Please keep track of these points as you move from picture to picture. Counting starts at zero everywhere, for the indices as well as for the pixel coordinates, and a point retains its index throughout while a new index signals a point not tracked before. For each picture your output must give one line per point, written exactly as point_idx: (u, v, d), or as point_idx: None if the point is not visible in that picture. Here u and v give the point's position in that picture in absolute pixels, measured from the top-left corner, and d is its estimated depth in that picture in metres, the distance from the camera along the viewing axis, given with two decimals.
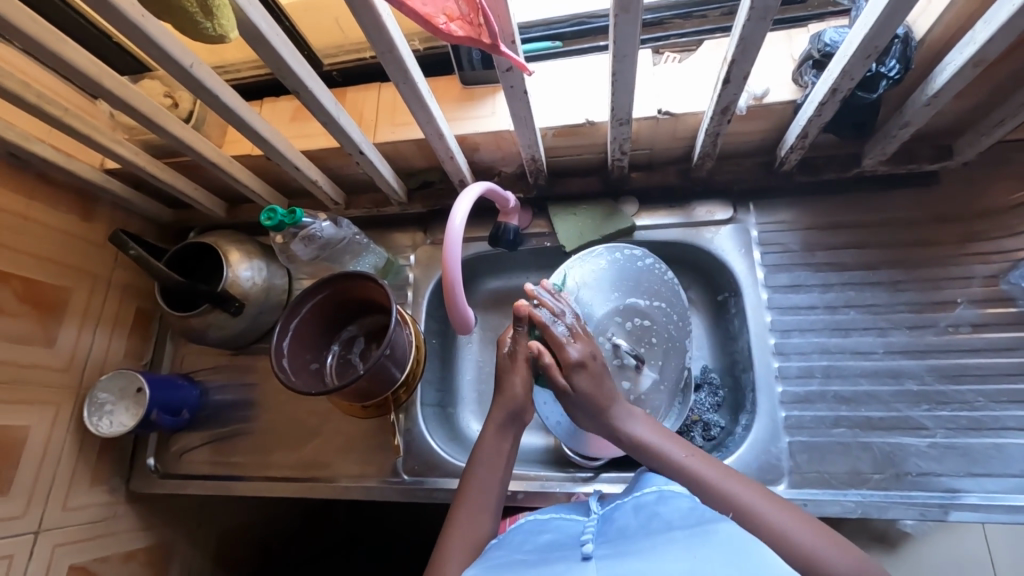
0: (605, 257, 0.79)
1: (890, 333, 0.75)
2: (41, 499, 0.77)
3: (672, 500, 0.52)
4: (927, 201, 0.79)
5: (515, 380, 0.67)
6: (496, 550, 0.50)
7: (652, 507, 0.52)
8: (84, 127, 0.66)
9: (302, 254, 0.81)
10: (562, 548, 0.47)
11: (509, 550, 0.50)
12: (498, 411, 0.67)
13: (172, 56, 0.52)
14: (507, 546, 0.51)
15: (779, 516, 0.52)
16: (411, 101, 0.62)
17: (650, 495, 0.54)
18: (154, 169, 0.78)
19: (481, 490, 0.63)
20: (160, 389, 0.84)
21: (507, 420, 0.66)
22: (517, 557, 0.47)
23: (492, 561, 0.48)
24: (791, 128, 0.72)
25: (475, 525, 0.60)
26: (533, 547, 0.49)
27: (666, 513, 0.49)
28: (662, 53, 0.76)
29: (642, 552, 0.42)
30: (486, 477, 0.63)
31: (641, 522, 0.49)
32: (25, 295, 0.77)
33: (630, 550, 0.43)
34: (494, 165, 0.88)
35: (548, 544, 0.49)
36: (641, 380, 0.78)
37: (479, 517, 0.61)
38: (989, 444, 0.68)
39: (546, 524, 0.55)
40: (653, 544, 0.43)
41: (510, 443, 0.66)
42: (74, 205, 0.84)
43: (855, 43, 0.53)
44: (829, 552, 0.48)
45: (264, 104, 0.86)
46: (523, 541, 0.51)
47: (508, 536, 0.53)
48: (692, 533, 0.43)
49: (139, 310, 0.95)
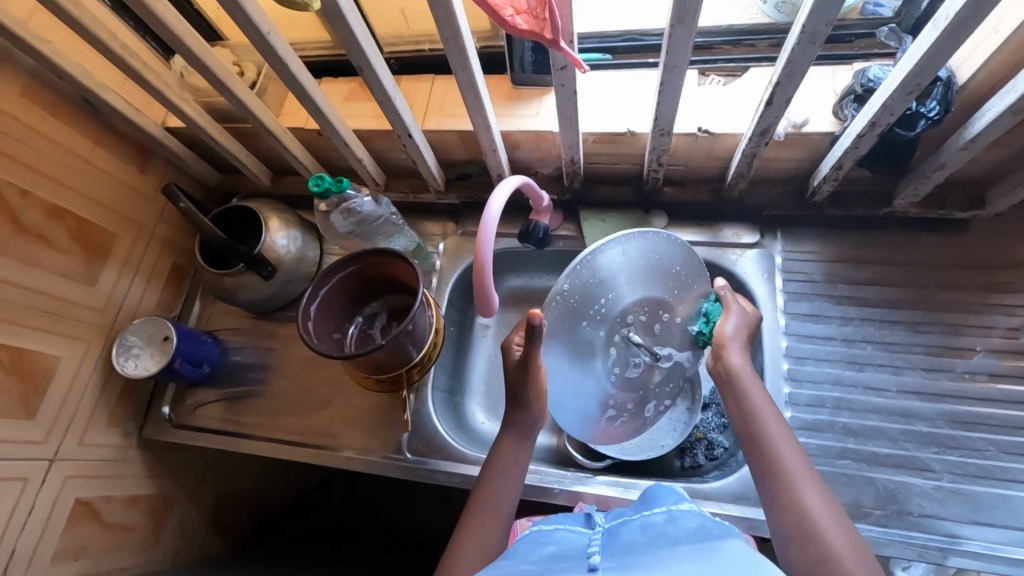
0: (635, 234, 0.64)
1: (905, 373, 0.75)
2: (61, 429, 0.80)
3: (680, 518, 0.48)
4: (957, 249, 0.80)
5: (531, 395, 0.67)
6: (501, 560, 0.48)
7: (658, 523, 0.48)
8: (157, 82, 0.71)
9: (340, 226, 0.84)
10: (568, 560, 0.45)
11: (513, 560, 0.48)
12: (519, 417, 0.68)
13: (253, 20, 0.56)
14: (511, 556, 0.49)
15: (822, 512, 0.51)
16: (465, 90, 0.65)
17: (656, 513, 0.50)
18: (213, 131, 0.82)
19: (497, 499, 0.64)
20: (185, 340, 0.87)
21: (530, 428, 0.69)
22: (521, 568, 0.45)
23: (495, 571, 0.46)
24: (826, 160, 0.74)
25: (489, 533, 0.61)
26: (538, 558, 0.47)
27: (672, 530, 0.46)
28: (708, 75, 0.79)
29: (648, 570, 0.40)
30: (502, 485, 0.65)
31: (648, 540, 0.46)
32: (77, 234, 0.81)
33: (637, 566, 0.41)
34: (532, 165, 0.91)
35: (552, 555, 0.47)
36: (653, 373, 0.75)
37: (491, 529, 0.62)
38: (995, 494, 0.67)
39: (551, 534, 0.52)
40: (659, 562, 0.41)
41: (526, 452, 0.68)
42: (133, 156, 0.89)
43: (897, 79, 0.55)
44: (854, 557, 0.48)
45: (323, 83, 0.91)
46: (527, 552, 0.48)
47: (511, 546, 0.51)
48: (700, 554, 0.40)
49: (176, 265, 0.99)
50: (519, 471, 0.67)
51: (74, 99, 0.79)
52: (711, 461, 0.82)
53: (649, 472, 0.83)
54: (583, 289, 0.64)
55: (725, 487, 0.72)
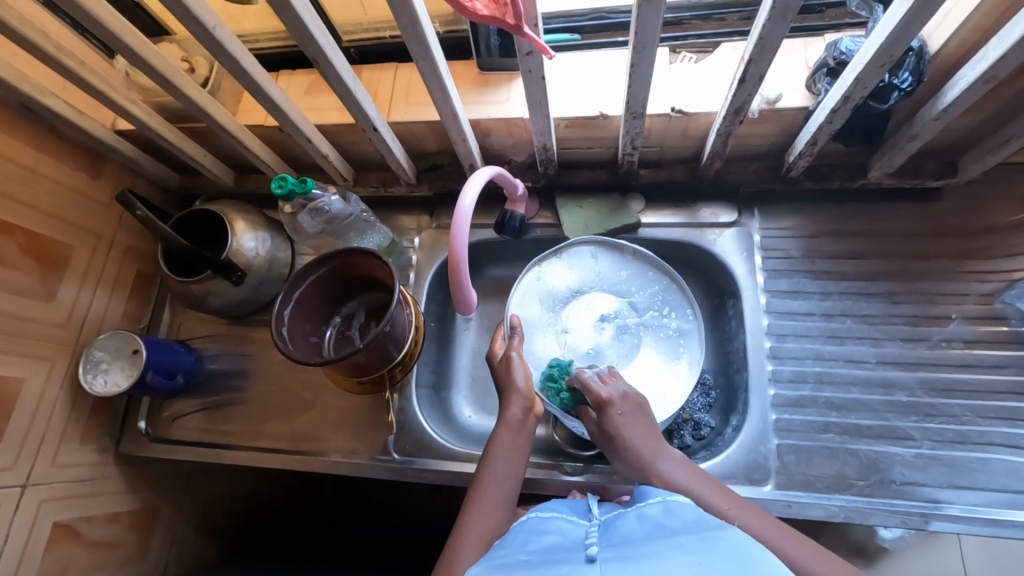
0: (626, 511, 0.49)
1: (884, 344, 0.76)
2: (31, 452, 0.76)
3: (676, 510, 0.47)
4: (931, 218, 0.80)
5: (515, 374, 0.72)
6: (498, 550, 0.47)
7: (655, 512, 0.48)
8: (100, 83, 0.66)
9: (308, 226, 0.81)
10: (567, 551, 0.44)
11: (511, 550, 0.46)
12: (510, 405, 0.69)
13: (194, 13, 0.52)
14: (508, 545, 0.48)
15: None
16: (429, 80, 0.62)
17: (652, 503, 0.50)
18: (167, 132, 0.78)
19: (494, 482, 0.63)
20: (155, 351, 0.84)
21: (521, 415, 0.68)
22: (520, 558, 0.44)
23: (493, 562, 0.45)
24: (801, 135, 0.73)
25: (488, 520, 0.59)
26: (536, 547, 0.46)
27: (670, 521, 0.46)
28: (678, 52, 0.77)
29: (648, 560, 0.39)
30: (502, 472, 0.64)
31: (647, 531, 0.45)
32: (29, 248, 0.77)
33: (637, 556, 0.41)
34: (505, 153, 0.88)
35: (550, 546, 0.46)
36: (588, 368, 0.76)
37: (495, 508, 0.60)
38: (974, 458, 0.69)
39: (547, 524, 0.50)
40: (659, 551, 0.40)
41: (524, 440, 0.68)
42: (83, 162, 0.84)
43: (871, 51, 0.54)
44: None
45: (281, 77, 0.86)
46: (524, 541, 0.47)
47: (509, 536, 0.50)
48: (699, 544, 0.40)
49: (140, 273, 0.95)
50: (516, 461, 0.65)
51: (12, 104, 0.74)
52: (698, 442, 0.81)
53: None
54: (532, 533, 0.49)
55: (713, 468, 0.73)
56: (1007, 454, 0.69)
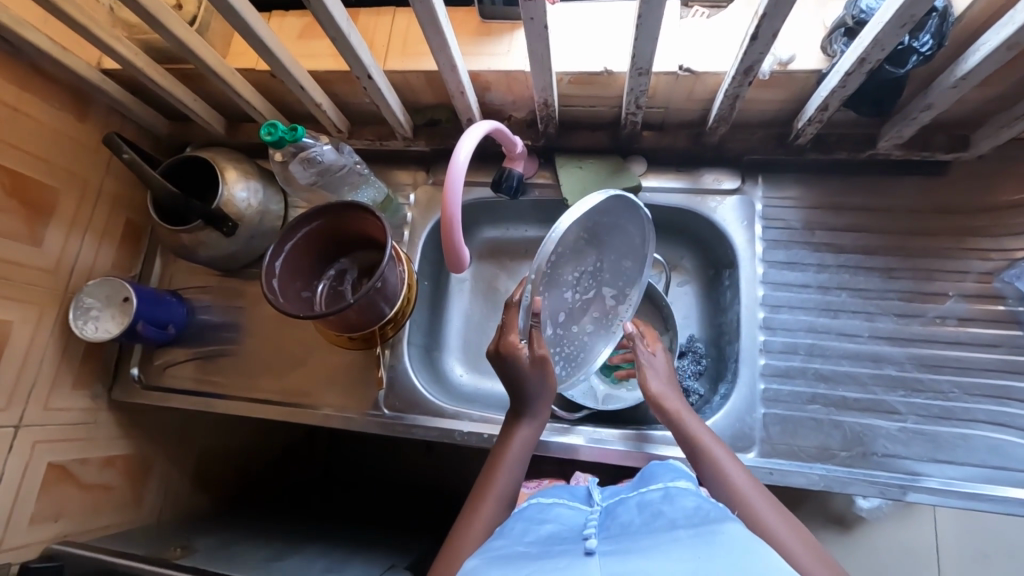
0: (629, 505, 0.49)
1: (877, 318, 0.76)
2: (23, 395, 0.77)
3: (676, 497, 0.47)
4: (935, 193, 0.78)
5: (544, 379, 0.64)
6: (498, 539, 0.46)
7: (654, 502, 0.47)
8: (80, 17, 0.63)
9: (300, 177, 0.79)
10: (566, 542, 0.44)
11: (509, 541, 0.46)
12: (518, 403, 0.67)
13: None
14: (507, 535, 0.47)
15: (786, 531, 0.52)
16: (426, 25, 0.59)
17: (653, 491, 0.50)
18: (154, 74, 0.75)
19: (504, 481, 0.63)
20: (146, 300, 0.84)
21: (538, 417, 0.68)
22: (519, 549, 0.43)
23: (491, 552, 0.44)
24: (811, 100, 0.70)
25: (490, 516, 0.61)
26: (534, 539, 0.45)
27: (669, 511, 0.45)
28: (690, 7, 0.73)
29: (647, 554, 0.38)
30: (508, 468, 0.64)
31: (646, 522, 0.45)
32: (13, 190, 0.75)
33: (635, 550, 0.39)
34: (505, 108, 0.86)
35: (549, 537, 0.46)
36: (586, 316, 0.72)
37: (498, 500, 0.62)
38: (956, 434, 0.70)
39: (547, 511, 0.51)
40: (657, 545, 0.39)
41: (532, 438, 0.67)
42: (68, 102, 0.81)
43: (891, 10, 0.51)
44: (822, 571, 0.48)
45: (273, 18, 0.82)
46: (523, 532, 0.47)
47: (509, 523, 0.50)
48: (698, 538, 0.39)
49: (130, 221, 0.93)
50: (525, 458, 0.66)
51: None
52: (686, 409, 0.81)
53: (629, 422, 0.83)
54: (534, 525, 0.48)
55: None
56: (989, 431, 0.69)
